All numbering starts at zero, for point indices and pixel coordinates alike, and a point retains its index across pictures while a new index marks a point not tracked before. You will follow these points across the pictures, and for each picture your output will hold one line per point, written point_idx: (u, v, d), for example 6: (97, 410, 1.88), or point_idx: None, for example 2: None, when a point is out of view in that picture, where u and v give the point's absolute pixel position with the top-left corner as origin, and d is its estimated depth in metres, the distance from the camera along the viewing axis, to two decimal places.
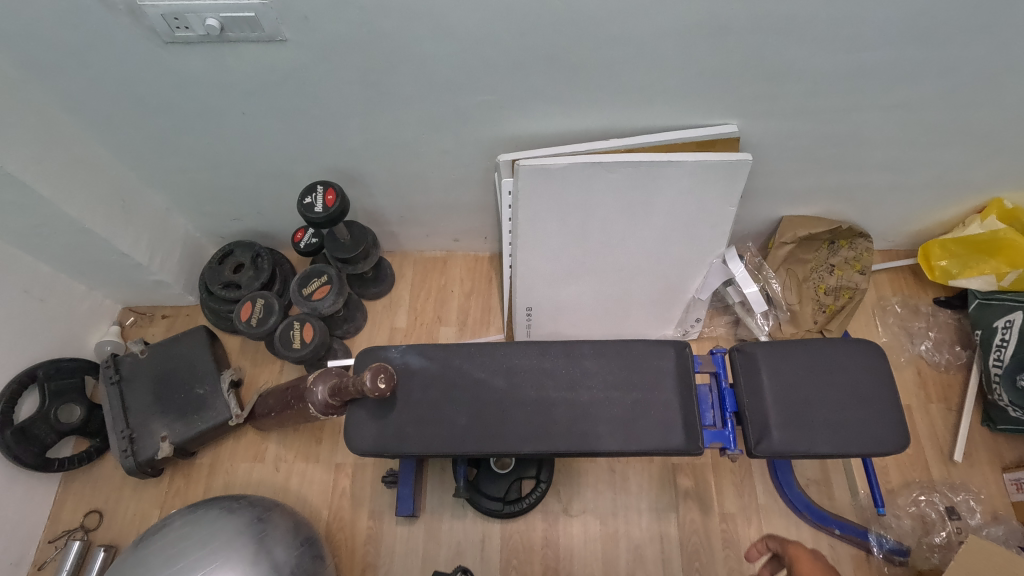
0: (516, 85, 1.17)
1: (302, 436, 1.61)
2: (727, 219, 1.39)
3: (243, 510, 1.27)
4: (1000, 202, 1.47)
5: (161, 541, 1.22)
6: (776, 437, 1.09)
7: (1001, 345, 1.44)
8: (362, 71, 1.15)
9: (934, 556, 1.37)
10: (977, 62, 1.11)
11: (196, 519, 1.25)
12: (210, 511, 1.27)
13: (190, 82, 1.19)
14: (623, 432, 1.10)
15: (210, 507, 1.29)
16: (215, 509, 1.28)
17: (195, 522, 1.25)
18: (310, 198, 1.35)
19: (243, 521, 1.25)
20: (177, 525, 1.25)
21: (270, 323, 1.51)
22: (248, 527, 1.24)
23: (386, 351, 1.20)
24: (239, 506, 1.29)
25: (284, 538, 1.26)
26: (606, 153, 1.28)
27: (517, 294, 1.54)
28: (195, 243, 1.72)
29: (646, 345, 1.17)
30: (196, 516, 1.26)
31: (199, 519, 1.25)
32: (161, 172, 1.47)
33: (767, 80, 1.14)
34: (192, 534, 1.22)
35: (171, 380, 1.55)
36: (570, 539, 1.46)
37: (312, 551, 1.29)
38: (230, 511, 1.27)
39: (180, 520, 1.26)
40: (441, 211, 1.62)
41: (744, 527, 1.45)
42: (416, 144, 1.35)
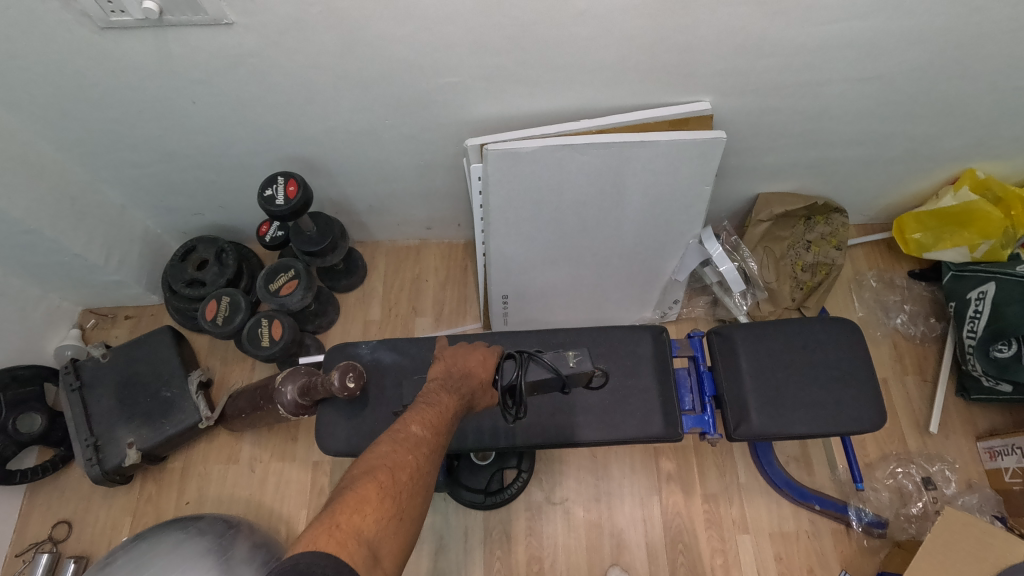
0: (480, 66, 1.12)
1: (277, 435, 1.57)
2: (703, 198, 1.36)
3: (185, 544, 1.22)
4: (972, 173, 1.47)
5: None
6: (755, 420, 1.07)
7: (975, 317, 1.44)
8: (317, 55, 1.08)
9: (911, 526, 1.40)
10: (951, 32, 1.09)
11: (138, 555, 1.21)
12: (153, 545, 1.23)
13: (133, 70, 1.12)
14: (602, 421, 1.08)
15: (152, 540, 1.24)
16: (160, 538, 1.24)
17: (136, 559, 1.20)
18: (270, 190, 1.29)
19: None
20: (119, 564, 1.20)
21: (236, 321, 1.45)
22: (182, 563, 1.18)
23: (356, 347, 1.16)
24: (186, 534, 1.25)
25: None
26: (577, 135, 1.24)
27: (492, 283, 1.50)
28: (156, 240, 1.65)
29: (623, 331, 1.14)
30: (138, 552, 1.22)
31: (139, 556, 1.21)
32: (112, 167, 1.40)
33: (740, 54, 1.11)
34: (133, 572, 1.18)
35: (136, 384, 1.49)
36: (553, 527, 1.45)
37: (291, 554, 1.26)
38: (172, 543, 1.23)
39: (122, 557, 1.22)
40: (411, 198, 1.57)
41: (726, 507, 1.46)
42: (380, 130, 1.29)
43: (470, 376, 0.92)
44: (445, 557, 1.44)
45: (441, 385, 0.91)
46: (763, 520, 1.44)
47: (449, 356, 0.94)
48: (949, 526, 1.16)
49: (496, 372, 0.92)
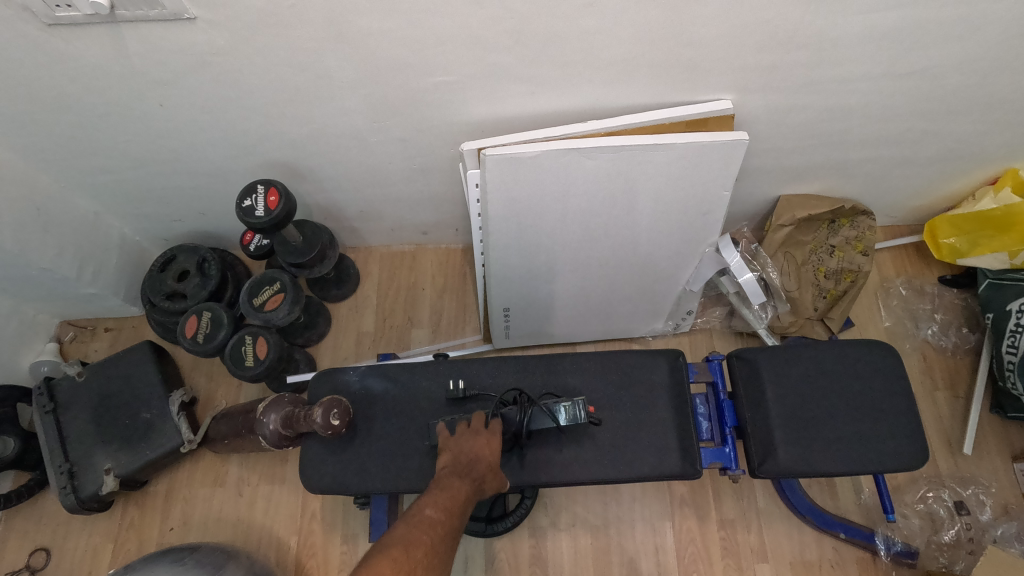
0: (476, 63, 1.00)
1: (265, 455, 1.48)
2: (720, 205, 1.25)
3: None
4: (1015, 173, 1.34)
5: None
6: (782, 456, 0.97)
7: (1016, 332, 1.33)
8: (292, 52, 0.97)
9: (942, 556, 1.30)
10: (1007, 21, 0.96)
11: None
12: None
13: (90, 71, 1.00)
14: (613, 458, 0.98)
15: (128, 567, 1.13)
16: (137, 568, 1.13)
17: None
18: (249, 200, 1.18)
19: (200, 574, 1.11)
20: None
21: (218, 338, 1.35)
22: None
23: (343, 374, 1.06)
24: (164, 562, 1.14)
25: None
26: (584, 138, 1.13)
27: (492, 294, 1.40)
28: (134, 248, 1.55)
29: (636, 357, 1.04)
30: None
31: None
32: (79, 173, 1.29)
33: (767, 48, 0.99)
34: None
35: (114, 405, 1.40)
36: (559, 556, 1.36)
37: None
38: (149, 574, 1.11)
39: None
40: (404, 203, 1.46)
41: (744, 534, 1.36)
42: (367, 132, 1.18)
43: (477, 462, 0.86)
44: None
45: (450, 474, 0.83)
46: (783, 548, 1.35)
47: (456, 445, 0.89)
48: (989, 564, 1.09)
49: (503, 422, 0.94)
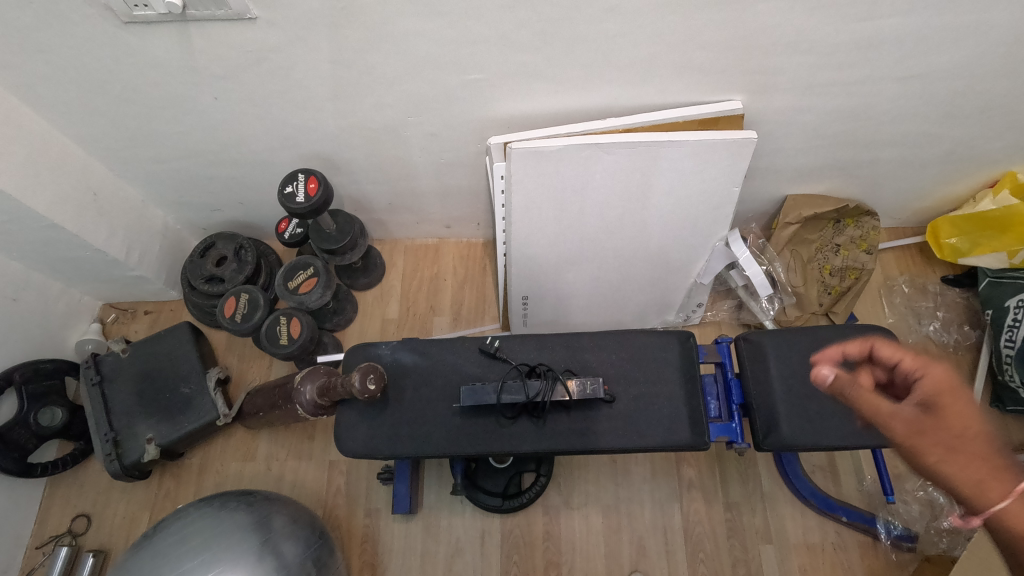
0: (506, 62, 1.09)
1: (294, 433, 1.57)
2: (730, 200, 1.33)
3: (203, 530, 1.18)
4: (1013, 176, 1.40)
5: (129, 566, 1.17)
6: (785, 429, 1.05)
7: (1014, 326, 1.39)
8: (339, 50, 1.07)
9: (941, 541, 1.37)
10: (1000, 28, 1.04)
11: (164, 541, 1.18)
12: (173, 534, 1.19)
13: (156, 65, 1.10)
14: (627, 428, 1.05)
15: (172, 524, 1.21)
16: (178, 523, 1.21)
17: (160, 546, 1.18)
18: (290, 187, 1.28)
19: (244, 521, 1.21)
20: (145, 551, 1.18)
21: (255, 319, 1.44)
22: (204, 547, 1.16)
23: (376, 348, 1.14)
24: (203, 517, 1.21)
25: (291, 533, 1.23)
26: (603, 134, 1.21)
27: (512, 283, 1.48)
28: (175, 236, 1.65)
29: (650, 336, 1.11)
30: (160, 540, 1.19)
31: (159, 546, 1.18)
32: (133, 163, 1.39)
33: (775, 52, 1.07)
34: (160, 555, 1.16)
35: (156, 380, 1.49)
36: (572, 533, 1.43)
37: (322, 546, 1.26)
38: (191, 531, 1.19)
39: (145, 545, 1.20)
40: (431, 197, 1.55)
41: (749, 516, 1.43)
42: (402, 127, 1.27)
43: None
44: (462, 560, 1.42)
45: None
46: (787, 530, 1.41)
47: None
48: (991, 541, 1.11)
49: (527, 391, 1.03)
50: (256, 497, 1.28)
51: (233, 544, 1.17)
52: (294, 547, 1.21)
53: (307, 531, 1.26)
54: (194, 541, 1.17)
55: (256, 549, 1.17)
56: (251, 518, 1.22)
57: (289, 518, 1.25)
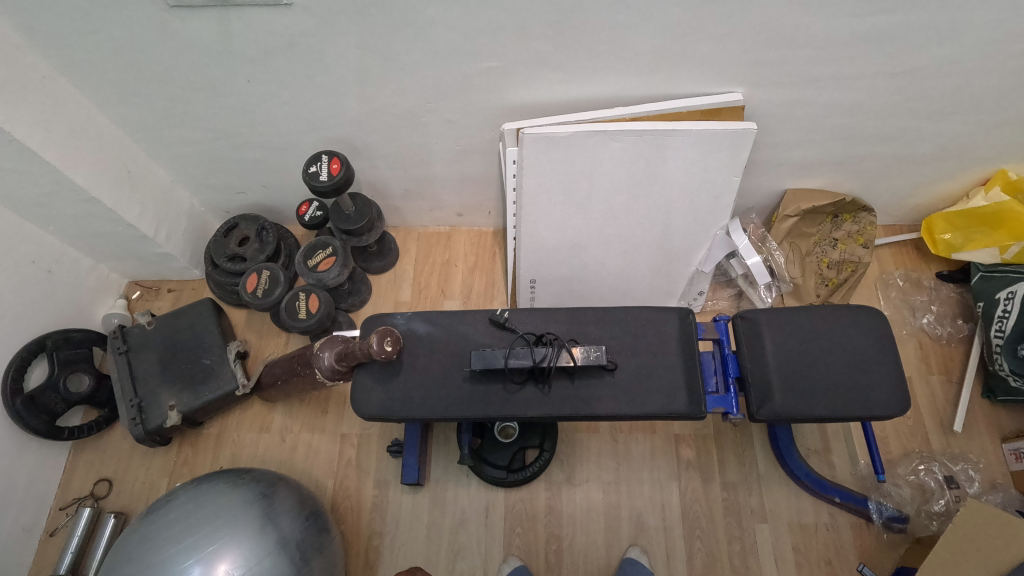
0: (521, 51, 1.16)
1: (308, 406, 1.63)
2: (731, 189, 1.40)
3: (220, 500, 1.24)
4: (1005, 173, 1.46)
5: (147, 529, 1.23)
6: (779, 400, 1.11)
7: (1003, 317, 1.45)
8: (366, 36, 1.14)
9: (932, 523, 1.40)
10: (988, 27, 1.10)
11: (180, 509, 1.24)
12: (191, 499, 1.26)
13: (195, 48, 1.19)
14: (627, 396, 1.11)
15: (191, 494, 1.27)
16: (196, 495, 1.26)
17: (177, 512, 1.23)
18: (314, 167, 1.35)
19: (229, 505, 1.24)
20: (164, 512, 1.24)
21: (275, 294, 1.52)
22: (219, 517, 1.22)
23: (392, 317, 1.21)
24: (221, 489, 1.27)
25: (289, 511, 1.28)
26: (611, 122, 1.29)
27: (521, 266, 1.54)
28: (200, 217, 1.72)
29: (650, 311, 1.17)
30: (178, 505, 1.25)
31: (178, 509, 1.24)
32: (165, 144, 1.47)
33: (774, 45, 1.14)
34: (176, 522, 1.21)
35: (179, 351, 1.56)
36: (572, 507, 1.49)
37: (317, 525, 1.31)
38: (208, 500, 1.25)
39: (164, 509, 1.25)
40: (445, 184, 1.62)
41: (745, 496, 1.47)
42: (421, 113, 1.35)
43: None
44: (467, 531, 1.48)
45: None
46: (781, 510, 1.46)
47: None
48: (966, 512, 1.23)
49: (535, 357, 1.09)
50: (243, 479, 1.31)
51: (243, 517, 1.22)
52: (286, 526, 1.26)
53: (296, 513, 1.30)
54: (209, 511, 1.23)
55: (247, 529, 1.21)
56: (245, 498, 1.26)
57: (292, 499, 1.31)
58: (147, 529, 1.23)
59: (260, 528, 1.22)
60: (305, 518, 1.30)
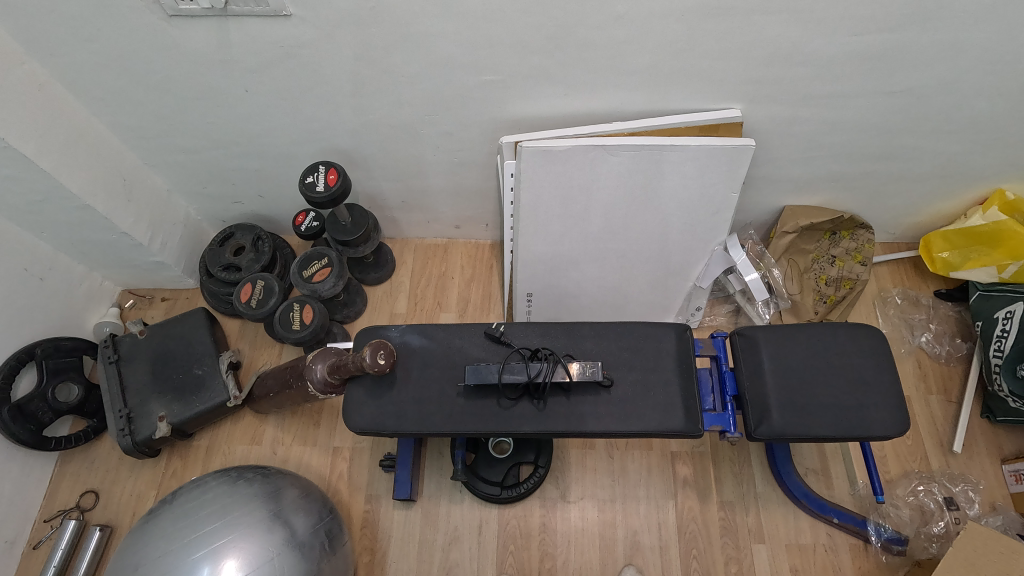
0: (520, 65, 1.17)
1: (300, 419, 1.61)
2: (729, 205, 1.39)
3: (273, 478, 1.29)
4: (1002, 194, 1.47)
5: (196, 498, 1.23)
6: (777, 419, 1.10)
7: (1002, 336, 1.44)
8: (365, 48, 1.14)
9: (931, 546, 1.38)
10: (983, 47, 1.10)
11: (231, 483, 1.26)
12: (242, 475, 1.29)
13: (193, 58, 1.19)
14: (623, 413, 1.10)
15: (241, 472, 1.30)
16: (246, 476, 1.29)
17: (230, 485, 1.26)
18: (311, 177, 1.35)
19: (263, 491, 1.25)
20: (213, 486, 1.26)
21: (270, 304, 1.50)
22: (273, 493, 1.26)
23: (386, 330, 1.19)
24: (269, 474, 1.32)
25: (315, 506, 1.29)
26: (609, 137, 1.29)
27: (517, 279, 1.53)
28: (196, 226, 1.71)
29: (648, 327, 1.16)
30: (230, 480, 1.27)
31: (231, 482, 1.26)
32: (162, 153, 1.46)
33: (772, 62, 1.14)
34: (226, 495, 1.23)
35: (171, 360, 1.54)
36: (568, 525, 1.46)
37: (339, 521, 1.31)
38: (261, 478, 1.29)
39: (215, 481, 1.27)
40: (442, 196, 1.62)
41: (742, 516, 1.45)
42: (420, 125, 1.34)
43: None
44: (459, 549, 1.45)
45: None
46: (779, 530, 1.44)
47: None
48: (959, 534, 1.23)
49: (532, 373, 1.08)
50: (272, 471, 1.33)
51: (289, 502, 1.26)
52: (313, 520, 1.26)
53: (321, 508, 1.30)
54: (263, 486, 1.27)
55: (278, 517, 1.22)
56: (275, 489, 1.27)
57: (320, 496, 1.33)
58: (195, 499, 1.23)
59: (293, 516, 1.23)
60: (327, 513, 1.30)
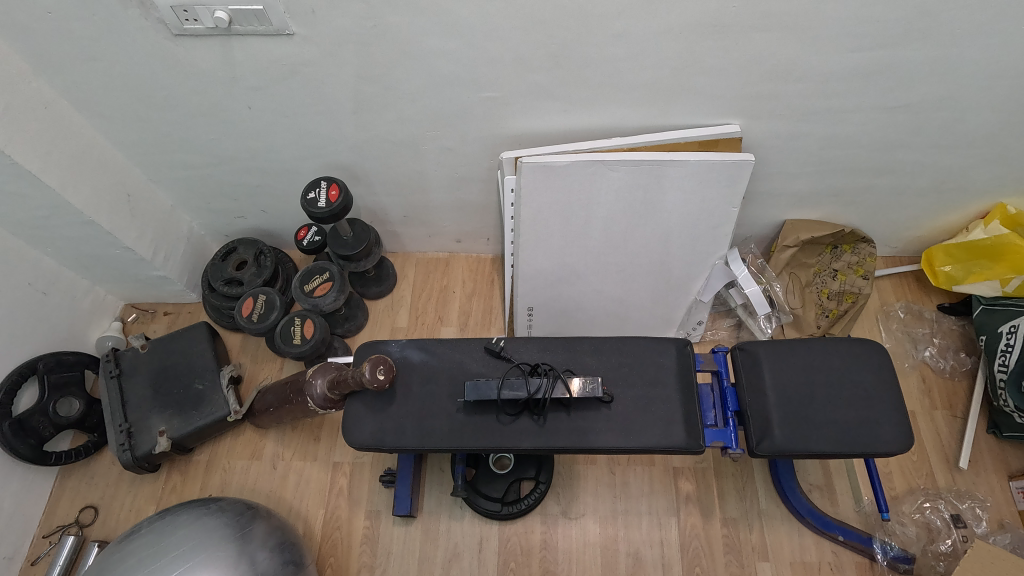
0: (520, 83, 1.18)
1: (300, 434, 1.61)
2: (729, 220, 1.40)
3: (206, 519, 1.24)
4: (1004, 207, 1.46)
5: (124, 547, 1.21)
6: (778, 435, 1.09)
7: (1006, 351, 1.42)
8: (366, 66, 1.16)
9: (939, 564, 1.37)
10: (980, 64, 1.11)
11: (157, 529, 1.23)
12: (179, 516, 1.25)
13: (197, 76, 1.20)
14: (623, 428, 1.09)
15: (178, 512, 1.26)
16: (179, 517, 1.25)
17: (155, 531, 1.22)
18: (313, 193, 1.35)
19: (191, 536, 1.21)
20: (142, 533, 1.23)
21: (271, 319, 1.50)
22: (204, 537, 1.20)
23: (386, 344, 1.19)
24: (208, 512, 1.26)
25: (257, 543, 1.24)
26: (608, 152, 1.30)
27: (518, 293, 1.53)
28: (199, 241, 1.72)
29: (648, 342, 1.16)
30: (159, 524, 1.24)
31: (166, 525, 1.23)
32: (166, 169, 1.48)
33: (770, 79, 1.15)
34: (150, 545, 1.20)
35: (172, 375, 1.55)
36: (569, 542, 1.45)
37: (285, 556, 1.26)
38: (196, 518, 1.24)
39: (146, 527, 1.24)
40: (443, 211, 1.62)
41: (746, 533, 1.44)
42: (421, 141, 1.35)
43: None
44: (459, 566, 1.44)
45: None
46: (783, 548, 1.42)
47: None
48: (966, 553, 1.22)
49: (534, 388, 1.07)
50: (210, 508, 1.28)
51: (225, 542, 1.21)
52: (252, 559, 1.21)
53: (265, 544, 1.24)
54: (191, 530, 1.22)
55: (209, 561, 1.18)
56: (207, 530, 1.22)
57: (265, 530, 1.27)
58: (123, 548, 1.21)
59: (230, 557, 1.19)
60: (272, 549, 1.25)
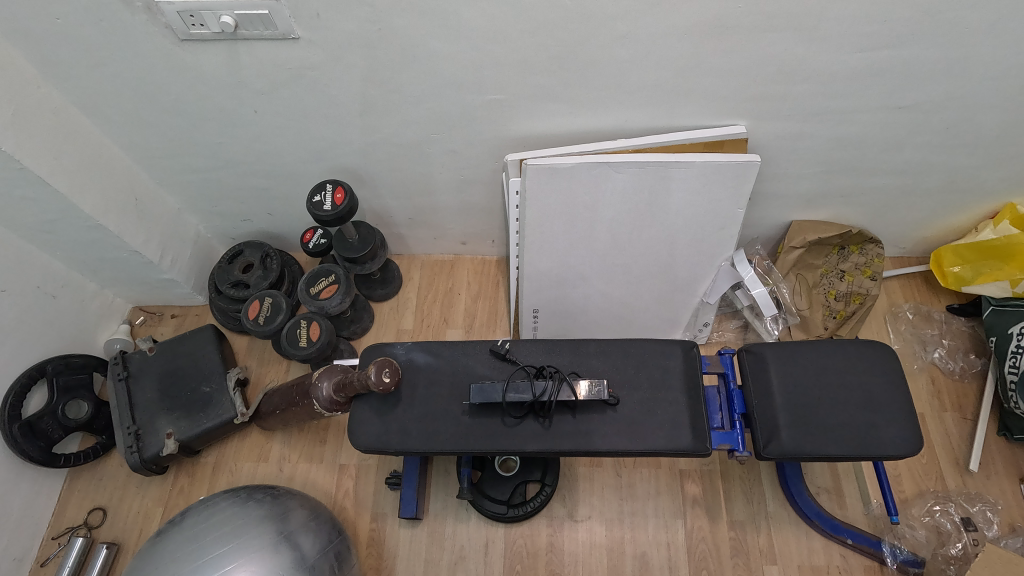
0: (525, 85, 1.18)
1: (307, 436, 1.61)
2: (734, 221, 1.39)
3: (283, 498, 1.28)
4: (1012, 208, 1.45)
5: (208, 518, 1.23)
6: (786, 437, 1.08)
7: (1017, 353, 1.41)
8: (371, 69, 1.16)
9: (949, 567, 1.35)
10: (988, 63, 1.10)
11: (239, 503, 1.25)
12: (253, 495, 1.28)
13: (204, 80, 1.21)
14: (630, 432, 1.08)
15: (252, 492, 1.29)
16: (254, 496, 1.28)
17: (240, 505, 1.25)
18: (318, 196, 1.36)
19: (270, 513, 1.24)
20: (224, 505, 1.25)
21: (277, 321, 1.51)
22: (284, 514, 1.25)
23: (392, 347, 1.20)
24: (279, 494, 1.31)
25: (320, 526, 1.28)
26: (614, 154, 1.30)
27: (523, 295, 1.53)
28: (206, 244, 1.73)
29: (655, 344, 1.15)
30: (239, 500, 1.26)
31: (245, 501, 1.26)
32: (173, 172, 1.48)
33: (775, 79, 1.14)
34: (235, 515, 1.22)
35: (180, 378, 1.56)
36: (575, 545, 1.44)
37: (344, 541, 1.30)
38: (270, 498, 1.28)
39: (225, 502, 1.26)
40: (448, 213, 1.62)
41: (754, 536, 1.43)
42: (426, 144, 1.36)
43: None
44: (465, 568, 1.44)
45: None
46: (791, 551, 1.41)
47: None
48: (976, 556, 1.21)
49: (538, 391, 1.07)
50: (279, 491, 1.32)
51: (296, 520, 1.25)
52: (321, 539, 1.25)
53: (329, 528, 1.29)
54: (272, 507, 1.26)
55: (284, 538, 1.21)
56: (280, 510, 1.26)
57: (327, 516, 1.32)
58: (205, 519, 1.22)
59: (304, 533, 1.23)
60: (334, 534, 1.29)
